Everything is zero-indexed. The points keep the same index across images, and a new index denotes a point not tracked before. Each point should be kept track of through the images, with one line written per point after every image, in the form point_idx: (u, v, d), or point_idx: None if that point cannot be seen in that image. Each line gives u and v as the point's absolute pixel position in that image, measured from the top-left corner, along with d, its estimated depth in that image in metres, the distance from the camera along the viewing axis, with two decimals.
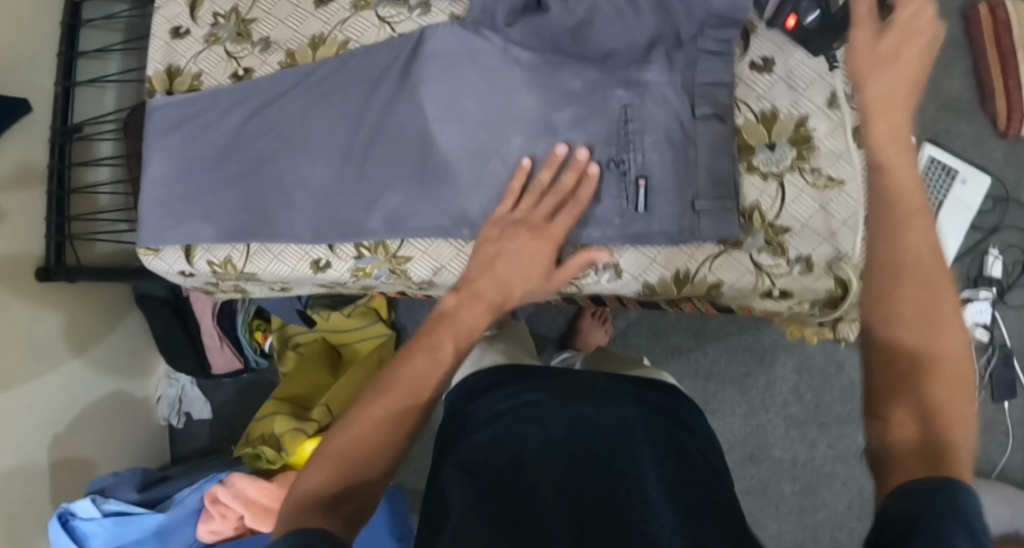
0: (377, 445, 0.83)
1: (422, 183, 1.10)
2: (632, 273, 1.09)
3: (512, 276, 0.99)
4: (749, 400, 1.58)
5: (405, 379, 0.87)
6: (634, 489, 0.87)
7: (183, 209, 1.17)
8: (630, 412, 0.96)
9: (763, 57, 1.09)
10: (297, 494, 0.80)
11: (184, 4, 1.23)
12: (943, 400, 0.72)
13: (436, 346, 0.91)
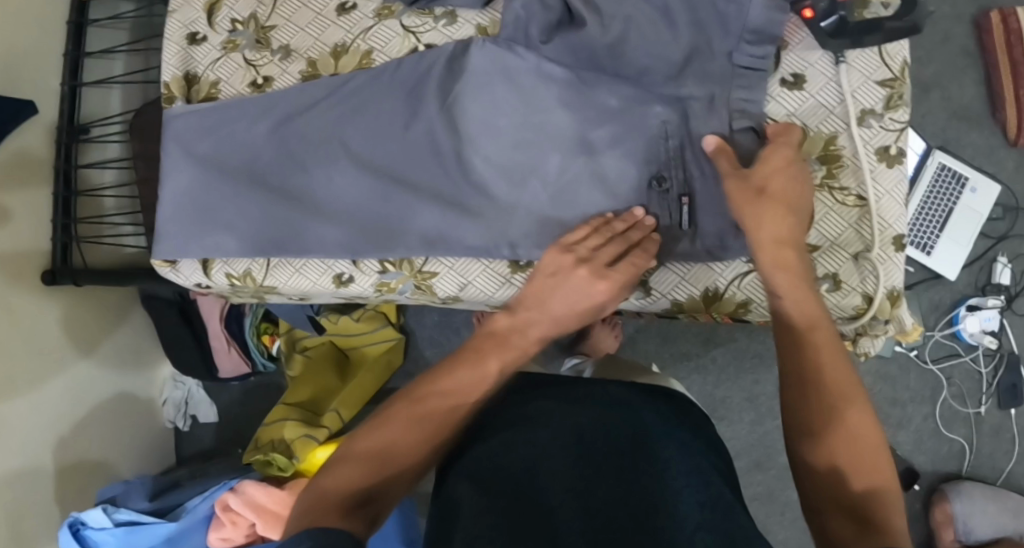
0: (405, 453, 0.84)
1: (454, 199, 1.09)
2: (661, 291, 1.09)
3: (568, 307, 0.96)
4: (757, 407, 1.56)
5: (446, 395, 0.88)
6: (658, 506, 0.82)
7: (207, 219, 1.15)
8: (644, 416, 0.92)
9: (793, 73, 1.03)
10: (318, 487, 0.80)
11: (201, 10, 1.21)
12: (855, 465, 0.78)
13: (481, 360, 0.91)
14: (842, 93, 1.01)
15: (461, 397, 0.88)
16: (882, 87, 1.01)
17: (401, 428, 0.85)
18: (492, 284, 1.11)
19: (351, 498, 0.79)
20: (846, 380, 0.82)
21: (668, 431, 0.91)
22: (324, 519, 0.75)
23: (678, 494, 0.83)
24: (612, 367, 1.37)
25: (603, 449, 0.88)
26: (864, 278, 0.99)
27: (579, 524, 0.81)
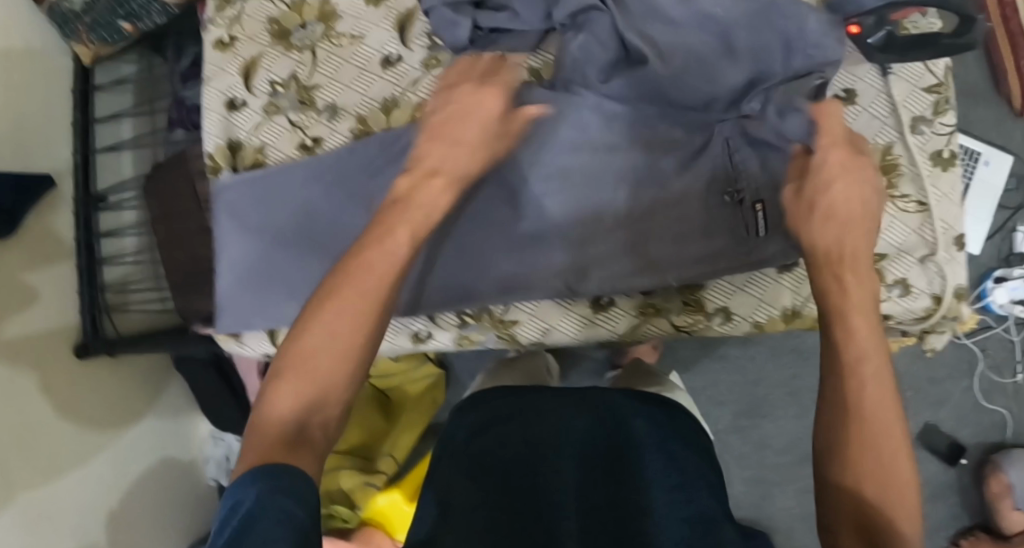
0: (331, 362, 0.80)
1: (526, 246, 1.09)
2: (742, 315, 1.10)
3: (462, 141, 0.92)
4: (800, 401, 1.52)
5: (362, 275, 0.82)
6: (637, 507, 0.86)
7: (266, 289, 1.11)
8: (634, 423, 0.94)
9: (842, 88, 1.01)
10: (261, 414, 0.79)
11: (237, 74, 1.14)
12: (891, 494, 0.78)
13: (387, 237, 0.84)
14: (892, 103, 1.00)
15: (372, 277, 0.82)
16: (930, 94, 1.01)
17: (330, 329, 0.80)
18: (575, 326, 1.12)
19: (292, 431, 0.78)
20: (886, 413, 0.80)
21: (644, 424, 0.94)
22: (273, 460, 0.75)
23: (656, 494, 0.87)
24: (635, 376, 1.28)
25: (591, 452, 0.91)
26: (931, 280, 0.98)
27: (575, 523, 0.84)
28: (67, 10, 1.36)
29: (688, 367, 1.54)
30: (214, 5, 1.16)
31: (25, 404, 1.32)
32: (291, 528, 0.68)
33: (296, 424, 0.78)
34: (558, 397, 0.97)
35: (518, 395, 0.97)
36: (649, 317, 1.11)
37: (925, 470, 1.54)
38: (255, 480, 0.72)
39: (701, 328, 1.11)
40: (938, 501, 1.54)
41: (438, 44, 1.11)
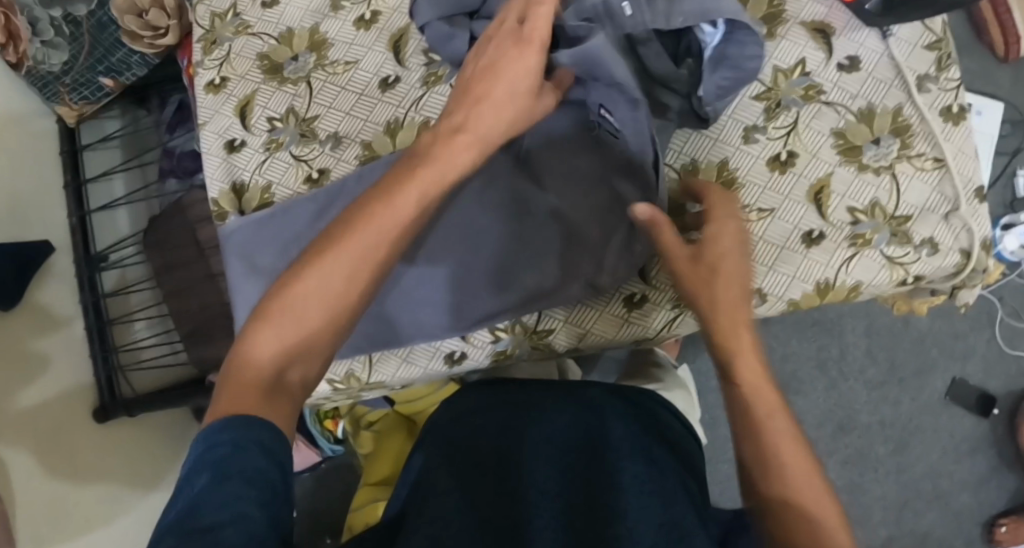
0: (326, 306, 0.71)
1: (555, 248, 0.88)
2: (778, 293, 0.86)
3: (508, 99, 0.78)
4: (827, 373, 1.54)
5: (369, 230, 0.72)
6: (608, 496, 0.85)
7: None
8: (617, 425, 0.94)
9: (847, 57, 0.90)
10: (236, 354, 0.70)
11: (233, 113, 0.96)
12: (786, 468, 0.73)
13: (405, 184, 0.74)
14: (896, 64, 0.90)
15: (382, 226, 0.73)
16: (931, 50, 0.91)
17: (329, 267, 0.71)
18: (610, 326, 0.91)
19: (272, 380, 0.70)
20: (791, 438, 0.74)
21: (621, 424, 0.95)
22: (248, 412, 0.67)
23: (630, 488, 0.85)
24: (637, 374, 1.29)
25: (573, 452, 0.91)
26: (957, 235, 0.87)
27: (554, 515, 0.84)
28: (45, 71, 1.34)
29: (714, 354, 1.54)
30: (197, 47, 0.98)
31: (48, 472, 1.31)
32: (258, 492, 0.63)
33: (279, 373, 0.70)
34: (548, 395, 0.99)
35: (498, 402, 0.99)
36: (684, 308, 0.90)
37: (959, 427, 1.51)
38: (223, 428, 0.65)
39: (741, 316, 0.88)
40: (977, 456, 1.50)
41: (439, 58, 0.92)
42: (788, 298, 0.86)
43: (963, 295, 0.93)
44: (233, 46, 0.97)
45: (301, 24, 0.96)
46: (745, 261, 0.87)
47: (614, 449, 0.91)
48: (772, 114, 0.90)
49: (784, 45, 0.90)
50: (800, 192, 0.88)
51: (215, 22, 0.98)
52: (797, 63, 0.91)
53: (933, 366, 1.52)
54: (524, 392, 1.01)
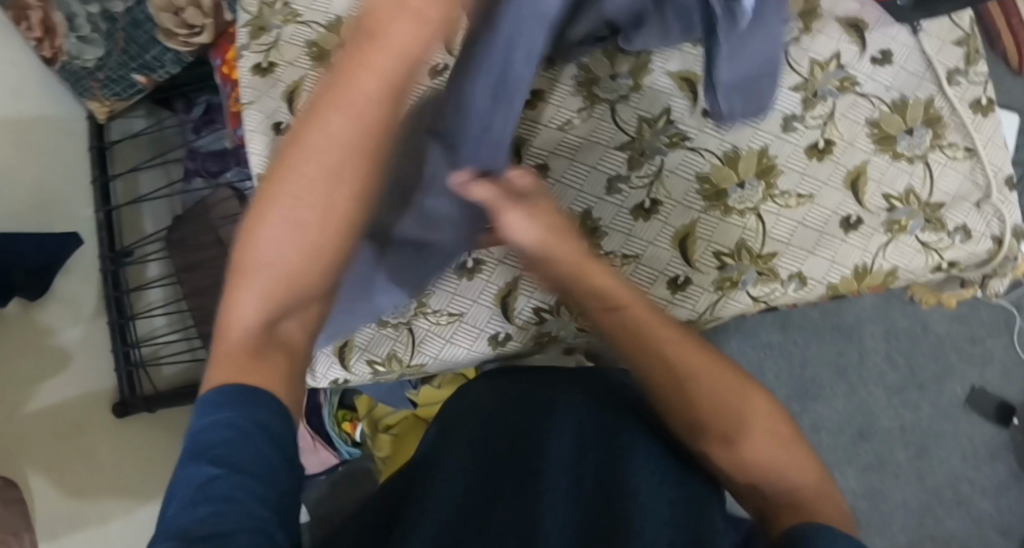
0: (308, 271, 0.71)
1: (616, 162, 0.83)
2: (816, 277, 0.87)
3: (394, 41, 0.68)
4: (847, 379, 1.55)
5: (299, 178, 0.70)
6: (625, 478, 0.84)
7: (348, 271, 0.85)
8: (631, 407, 0.94)
9: (881, 50, 0.92)
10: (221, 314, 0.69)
11: (281, 97, 0.98)
12: (764, 462, 0.74)
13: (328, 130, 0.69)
14: (927, 59, 0.92)
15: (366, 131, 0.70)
16: (959, 45, 0.93)
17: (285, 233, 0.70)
18: (656, 308, 0.86)
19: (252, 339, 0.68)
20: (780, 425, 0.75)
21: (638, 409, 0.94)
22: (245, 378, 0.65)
23: (647, 473, 0.85)
24: None
25: (591, 433, 0.90)
26: (989, 222, 0.89)
27: (571, 489, 0.83)
28: (78, 67, 1.35)
29: (734, 358, 1.57)
30: (243, 31, 1.00)
31: (72, 468, 1.31)
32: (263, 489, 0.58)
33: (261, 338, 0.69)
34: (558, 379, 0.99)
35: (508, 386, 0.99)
36: (727, 292, 0.86)
37: (978, 433, 1.52)
38: (226, 405, 0.62)
39: (776, 300, 0.87)
40: (998, 462, 1.51)
41: None
42: (828, 281, 0.87)
43: (993, 284, 0.94)
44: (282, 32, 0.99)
45: (350, 13, 0.99)
46: (783, 247, 0.87)
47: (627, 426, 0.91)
48: (810, 104, 0.90)
49: (820, 38, 0.92)
50: (838, 179, 0.89)
51: (262, 8, 1.00)
52: (831, 55, 0.92)
53: (951, 372, 1.54)
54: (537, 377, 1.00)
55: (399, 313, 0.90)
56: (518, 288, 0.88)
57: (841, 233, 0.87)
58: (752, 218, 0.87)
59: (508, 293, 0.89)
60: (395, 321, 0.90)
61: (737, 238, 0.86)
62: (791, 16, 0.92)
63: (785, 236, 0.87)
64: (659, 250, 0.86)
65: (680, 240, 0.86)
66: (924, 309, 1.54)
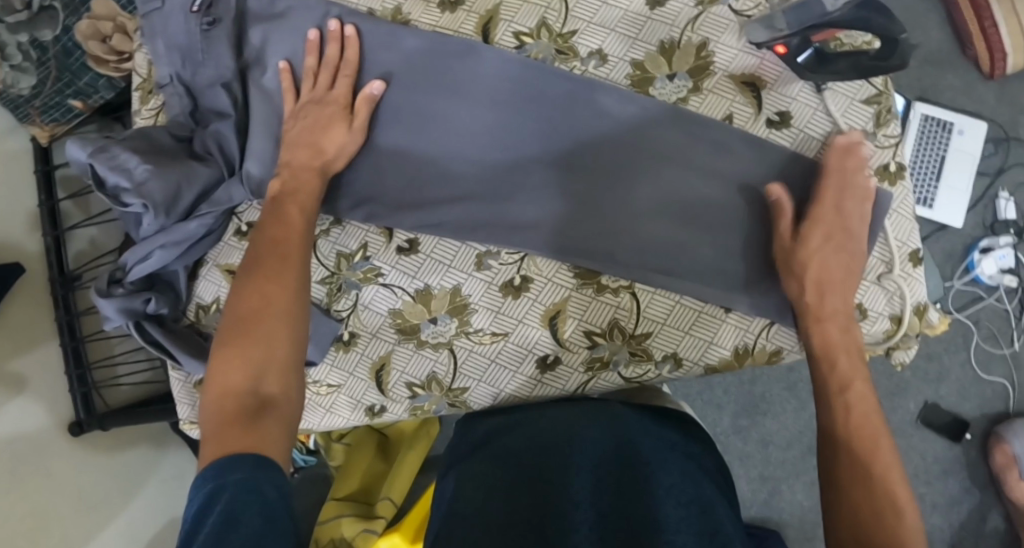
0: (274, 352, 0.73)
1: (654, 180, 0.84)
2: (692, 358, 0.84)
3: (280, 274, 0.77)
4: (797, 395, 1.54)
5: (258, 342, 0.73)
6: (640, 504, 0.66)
7: (573, 212, 0.84)
8: (660, 441, 0.76)
9: (778, 110, 0.85)
10: (211, 394, 0.71)
11: (151, 120, 0.99)
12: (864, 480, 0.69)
13: (266, 311, 0.75)
14: (831, 119, 0.84)
15: (277, 262, 0.78)
16: (869, 105, 0.85)
17: (264, 351, 0.73)
18: (525, 387, 0.85)
19: (278, 363, 0.73)
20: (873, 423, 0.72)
21: (655, 435, 0.77)
22: (242, 444, 0.66)
23: (665, 502, 0.67)
24: None
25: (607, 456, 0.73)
26: (890, 301, 0.86)
27: (591, 493, 0.69)
28: (14, 95, 1.26)
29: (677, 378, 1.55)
30: (135, 96, 1.01)
31: (34, 488, 1.19)
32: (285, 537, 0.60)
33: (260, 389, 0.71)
34: (562, 416, 0.80)
35: (524, 423, 0.80)
36: (598, 373, 0.84)
37: (931, 449, 1.48)
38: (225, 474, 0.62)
39: (649, 380, 0.85)
40: (949, 477, 1.47)
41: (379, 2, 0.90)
42: (704, 362, 0.84)
43: (897, 356, 0.88)
44: (160, 76, 0.95)
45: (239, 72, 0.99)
46: (656, 327, 0.84)
47: (645, 456, 0.73)
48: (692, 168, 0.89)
49: (710, 99, 0.85)
50: None
51: (151, 70, 1.00)
52: (723, 117, 0.85)
53: (907, 387, 1.49)
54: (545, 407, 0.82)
55: None
56: (392, 362, 0.87)
57: (721, 312, 0.84)
58: (625, 296, 0.84)
59: (382, 367, 0.88)
60: None
61: (610, 318, 0.84)
62: (674, 75, 0.85)
63: (661, 314, 0.84)
64: (528, 328, 0.84)
65: (549, 318, 0.84)
66: None
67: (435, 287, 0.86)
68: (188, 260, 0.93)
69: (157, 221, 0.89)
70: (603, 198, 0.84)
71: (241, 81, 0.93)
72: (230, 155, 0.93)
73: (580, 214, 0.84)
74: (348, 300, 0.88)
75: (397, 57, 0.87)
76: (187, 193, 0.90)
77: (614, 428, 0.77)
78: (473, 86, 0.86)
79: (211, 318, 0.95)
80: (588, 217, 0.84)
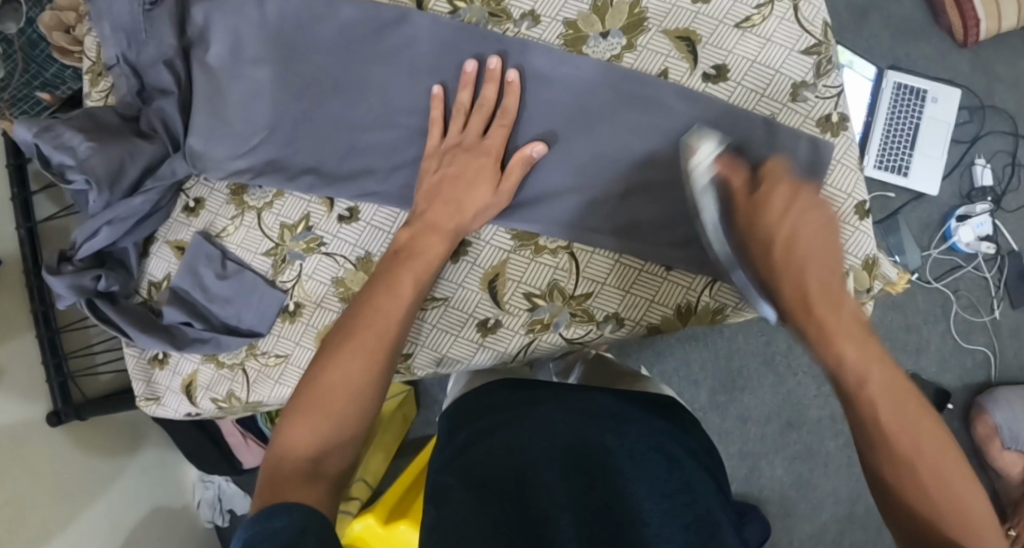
0: (349, 412, 0.71)
1: (602, 141, 0.83)
2: (633, 318, 0.84)
3: (379, 333, 0.75)
4: (775, 369, 1.42)
5: (337, 398, 0.71)
6: (617, 496, 0.64)
7: (582, 194, 0.83)
8: (653, 432, 0.74)
9: (714, 64, 0.84)
10: (272, 456, 0.69)
11: (100, 103, 0.99)
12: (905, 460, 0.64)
13: (355, 367, 0.73)
14: (766, 71, 0.84)
15: (375, 337, 0.75)
16: (809, 55, 0.84)
17: (337, 410, 0.71)
18: (466, 352, 0.85)
19: (349, 429, 0.71)
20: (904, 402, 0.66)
21: (641, 422, 0.75)
22: (289, 499, 0.64)
23: (645, 495, 0.65)
24: None
25: (585, 447, 0.70)
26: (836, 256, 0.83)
27: (568, 487, 0.66)
28: None
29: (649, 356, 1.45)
30: (85, 79, 1.00)
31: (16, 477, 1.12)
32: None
33: (325, 449, 0.70)
34: (550, 407, 0.76)
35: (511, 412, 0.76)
36: (539, 335, 0.84)
37: None
38: (274, 515, 0.61)
39: (592, 341, 0.85)
40: None
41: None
42: (644, 322, 0.84)
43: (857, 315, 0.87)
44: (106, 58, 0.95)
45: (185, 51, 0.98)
46: (596, 287, 0.84)
47: (625, 446, 0.70)
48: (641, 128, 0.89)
49: (644, 55, 0.85)
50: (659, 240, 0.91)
51: (100, 52, 1.00)
52: (658, 72, 0.85)
53: None
54: (538, 398, 0.78)
55: (232, 354, 0.92)
56: None
57: (660, 270, 0.83)
58: (563, 257, 0.84)
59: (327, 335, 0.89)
60: (230, 362, 0.92)
61: (548, 279, 0.84)
62: (607, 33, 0.86)
63: (602, 274, 0.83)
64: (469, 292, 0.84)
65: (487, 281, 0.84)
66: None
67: (375, 254, 0.88)
68: (137, 237, 0.94)
69: (102, 198, 0.89)
70: (611, 178, 0.83)
71: (183, 59, 0.92)
72: (173, 131, 0.93)
73: (591, 194, 0.83)
74: (293, 270, 0.90)
75: (333, 28, 0.88)
76: (132, 167, 0.90)
77: (601, 420, 0.74)
78: (411, 54, 0.87)
79: (162, 295, 0.94)
80: (586, 193, 0.83)
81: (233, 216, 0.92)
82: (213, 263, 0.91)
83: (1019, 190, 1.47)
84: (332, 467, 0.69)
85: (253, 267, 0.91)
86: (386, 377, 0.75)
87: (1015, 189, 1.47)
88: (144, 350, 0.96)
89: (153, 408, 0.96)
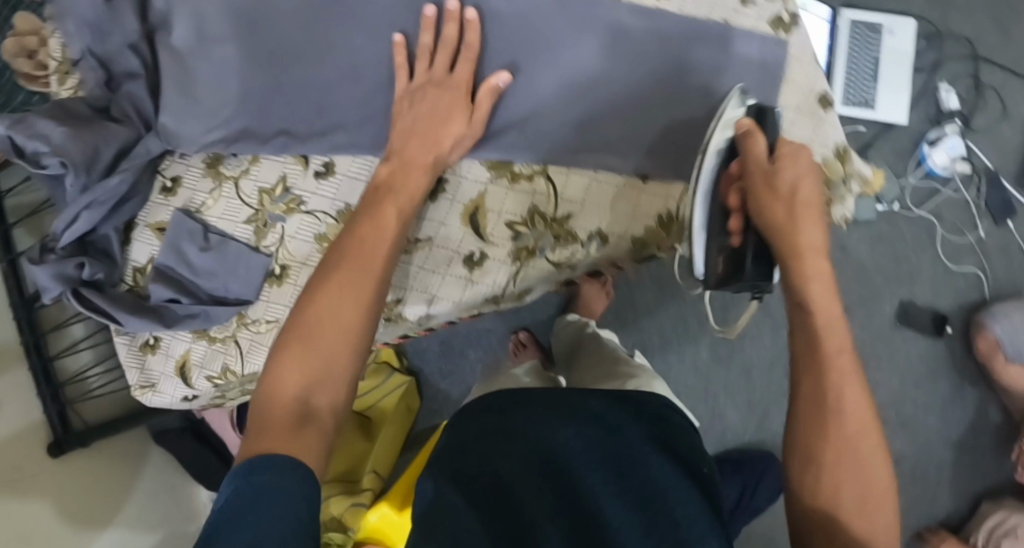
0: (339, 353, 0.72)
1: (568, 67, 0.84)
2: (616, 232, 0.84)
3: (365, 274, 0.75)
4: (771, 314, 1.42)
5: (325, 337, 0.72)
6: (589, 530, 0.64)
7: (554, 122, 0.83)
8: (636, 441, 0.72)
9: None
10: (262, 395, 0.70)
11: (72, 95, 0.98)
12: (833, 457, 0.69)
13: (342, 307, 0.73)
14: None
15: (361, 276, 0.75)
16: None
17: (327, 349, 0.71)
18: (457, 289, 0.85)
19: (339, 368, 0.71)
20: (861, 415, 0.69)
21: (626, 429, 0.74)
22: (273, 446, 0.65)
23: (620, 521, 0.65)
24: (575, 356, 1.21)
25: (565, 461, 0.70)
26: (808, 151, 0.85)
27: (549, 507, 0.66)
28: None
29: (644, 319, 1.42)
30: (53, 78, 0.99)
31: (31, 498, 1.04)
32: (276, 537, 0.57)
33: (315, 387, 0.70)
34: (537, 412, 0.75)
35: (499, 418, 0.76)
36: (526, 262, 0.84)
37: (915, 349, 1.40)
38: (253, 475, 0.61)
39: (579, 261, 0.85)
40: (939, 377, 1.40)
41: None
42: (629, 235, 0.84)
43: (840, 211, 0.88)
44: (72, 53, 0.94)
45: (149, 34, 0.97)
46: (576, 207, 0.84)
47: (610, 465, 0.70)
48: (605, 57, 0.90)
49: None
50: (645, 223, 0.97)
51: (65, 51, 0.99)
52: None
53: (880, 286, 1.41)
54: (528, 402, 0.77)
55: (224, 327, 0.91)
56: None
57: (637, 182, 0.84)
58: (540, 181, 0.84)
59: None
60: (223, 335, 0.92)
61: (528, 205, 0.84)
62: None
63: (581, 192, 0.84)
64: (451, 229, 0.85)
65: (468, 215, 0.85)
66: (840, 234, 1.42)
67: (356, 204, 0.89)
68: (117, 221, 0.93)
69: (80, 181, 0.89)
70: (581, 103, 0.83)
71: (149, 43, 0.92)
72: (146, 114, 0.94)
73: (566, 122, 0.84)
74: (275, 233, 0.90)
75: None
76: (106, 151, 0.90)
77: (588, 426, 0.73)
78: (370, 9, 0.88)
79: (148, 279, 0.94)
80: (559, 121, 0.84)
81: (211, 189, 0.92)
82: (196, 237, 0.91)
83: (986, 111, 1.47)
84: (322, 408, 0.70)
85: (235, 237, 0.91)
86: (374, 318, 0.75)
87: (982, 109, 1.47)
88: (136, 336, 0.94)
89: (149, 396, 0.95)
